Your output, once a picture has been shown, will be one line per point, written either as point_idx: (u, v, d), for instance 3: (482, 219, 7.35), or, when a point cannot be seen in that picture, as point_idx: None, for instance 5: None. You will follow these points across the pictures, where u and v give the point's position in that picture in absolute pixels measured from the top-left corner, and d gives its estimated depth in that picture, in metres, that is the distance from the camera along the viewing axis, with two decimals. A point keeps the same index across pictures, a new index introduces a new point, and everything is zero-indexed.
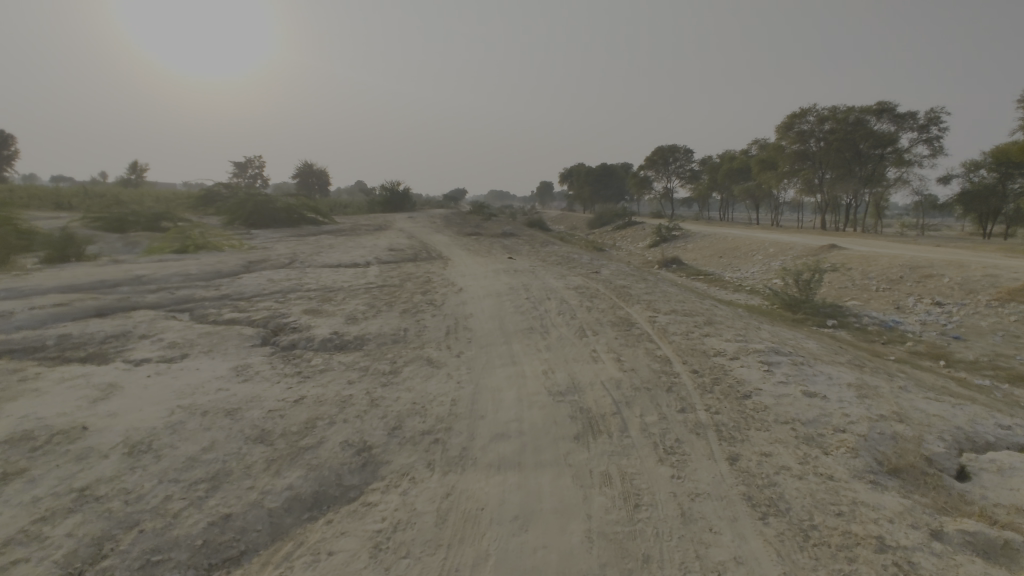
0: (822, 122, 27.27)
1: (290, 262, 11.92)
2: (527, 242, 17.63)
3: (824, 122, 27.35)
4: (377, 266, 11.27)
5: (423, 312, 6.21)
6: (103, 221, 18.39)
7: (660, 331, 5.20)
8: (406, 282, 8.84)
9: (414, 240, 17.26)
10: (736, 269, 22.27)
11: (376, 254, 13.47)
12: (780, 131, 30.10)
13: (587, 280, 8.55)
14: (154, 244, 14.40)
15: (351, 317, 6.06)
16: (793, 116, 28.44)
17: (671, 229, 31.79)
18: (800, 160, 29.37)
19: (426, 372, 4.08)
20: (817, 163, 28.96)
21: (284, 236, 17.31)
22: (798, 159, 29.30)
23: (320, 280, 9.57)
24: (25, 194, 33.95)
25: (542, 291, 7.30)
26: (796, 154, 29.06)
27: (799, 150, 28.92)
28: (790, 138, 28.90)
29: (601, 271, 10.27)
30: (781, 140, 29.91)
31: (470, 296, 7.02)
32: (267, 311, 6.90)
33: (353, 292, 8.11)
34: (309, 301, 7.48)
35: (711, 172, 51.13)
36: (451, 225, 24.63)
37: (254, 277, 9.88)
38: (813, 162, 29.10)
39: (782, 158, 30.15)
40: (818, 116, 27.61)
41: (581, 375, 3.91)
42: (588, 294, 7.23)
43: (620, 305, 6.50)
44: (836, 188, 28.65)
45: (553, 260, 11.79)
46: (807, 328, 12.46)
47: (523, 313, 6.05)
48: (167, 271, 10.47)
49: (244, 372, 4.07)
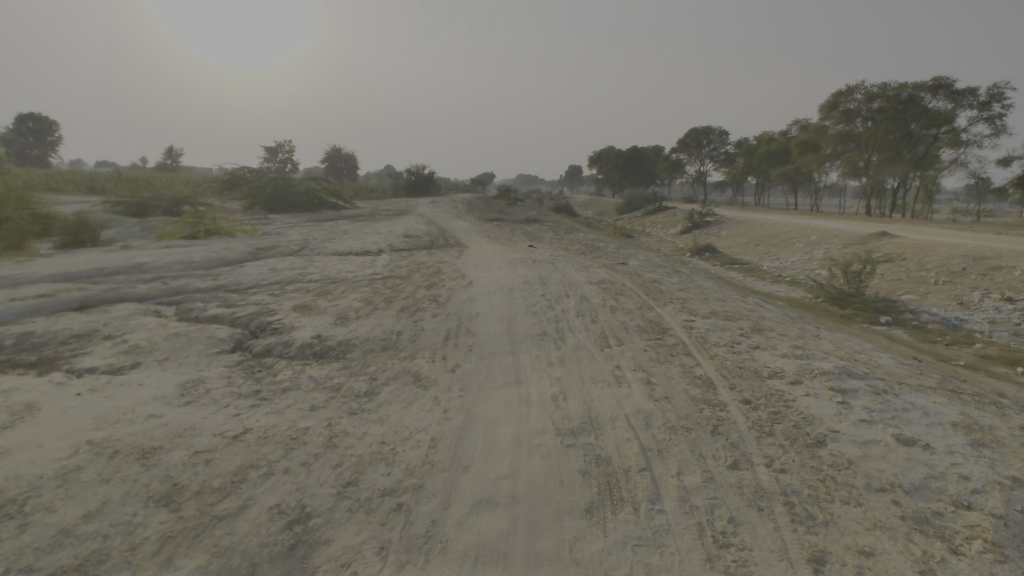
0: (870, 100, 25.41)
1: (299, 249, 11.35)
2: (551, 229, 16.74)
3: (873, 101, 25.44)
4: (389, 254, 10.57)
5: (422, 311, 5.45)
6: (124, 206, 18.25)
7: (699, 341, 4.32)
8: (414, 273, 8.11)
9: (433, 226, 16.54)
10: (774, 258, 20.90)
11: (390, 240, 12.79)
12: (823, 110, 28.20)
13: (612, 273, 7.66)
14: (168, 229, 14.04)
15: (341, 317, 5.36)
16: (838, 95, 26.56)
17: (704, 215, 30.34)
18: (843, 142, 27.42)
19: (408, 394, 3.33)
20: (862, 145, 26.97)
21: (301, 222, 16.86)
22: (842, 141, 27.36)
23: (324, 269, 8.94)
24: (62, 178, 34.68)
25: (560, 286, 6.46)
26: (840, 136, 27.15)
27: (843, 131, 27.01)
28: (834, 118, 27.12)
29: (629, 261, 9.34)
30: (825, 120, 28.02)
31: (479, 291, 6.23)
32: (255, 306, 6.25)
33: (355, 284, 7.43)
34: (306, 295, 6.82)
35: (747, 155, 48.86)
36: (474, 210, 23.86)
37: (257, 266, 9.30)
38: (858, 144, 27.11)
39: (825, 140, 28.28)
40: (866, 94, 25.67)
41: (599, 404, 3.09)
42: (613, 289, 6.36)
43: (651, 304, 5.62)
44: (882, 172, 26.50)
45: (577, 249, 10.90)
46: (857, 325, 11.29)
47: (536, 313, 5.23)
48: (170, 258, 9.98)
49: (192, 390, 3.39)
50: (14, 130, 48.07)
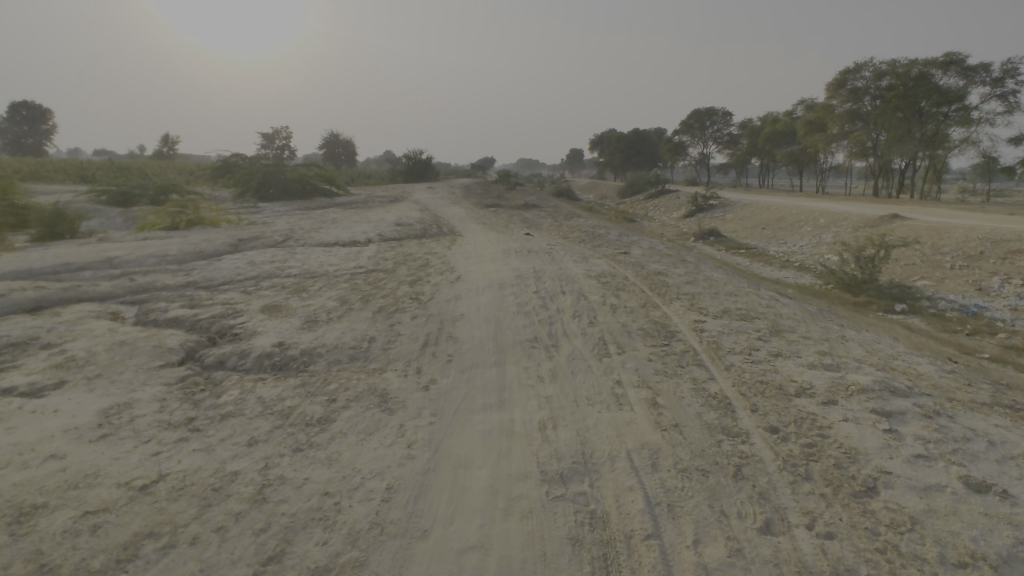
0: (879, 78, 24.40)
1: (284, 240, 10.81)
2: (550, 215, 16.15)
3: (882, 78, 24.45)
4: (377, 245, 10.03)
5: (401, 312, 4.91)
6: (109, 195, 17.68)
7: (712, 347, 3.78)
8: (400, 267, 7.56)
9: (427, 213, 15.96)
10: (780, 242, 20.30)
11: (381, 230, 12.23)
12: (829, 89, 27.33)
13: (613, 264, 7.11)
14: (150, 219, 13.50)
15: (312, 320, 4.83)
16: (845, 73, 25.53)
17: (708, 199, 29.63)
18: (850, 122, 26.48)
19: (368, 422, 2.80)
20: (870, 124, 26.10)
21: (292, 210, 16.29)
22: (849, 121, 26.49)
23: (307, 262, 8.39)
24: (54, 167, 34.08)
25: (556, 280, 5.90)
26: (848, 115, 26.16)
27: (851, 111, 26.01)
28: (841, 97, 26.05)
29: (631, 250, 8.78)
30: (831, 100, 27.15)
31: (467, 288, 5.68)
32: (223, 306, 5.73)
33: (336, 280, 6.89)
34: (280, 293, 6.28)
35: (751, 136, 47.80)
36: (472, 196, 23.23)
37: (235, 259, 8.76)
38: (867, 123, 26.13)
39: (831, 120, 27.26)
40: (874, 71, 24.67)
41: (596, 435, 2.56)
42: (614, 284, 5.81)
43: (656, 302, 5.07)
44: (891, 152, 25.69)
45: (576, 237, 10.33)
46: (871, 314, 10.72)
47: (528, 314, 4.69)
48: (145, 251, 9.46)
49: (114, 418, 2.87)
50: (7, 119, 47.39)
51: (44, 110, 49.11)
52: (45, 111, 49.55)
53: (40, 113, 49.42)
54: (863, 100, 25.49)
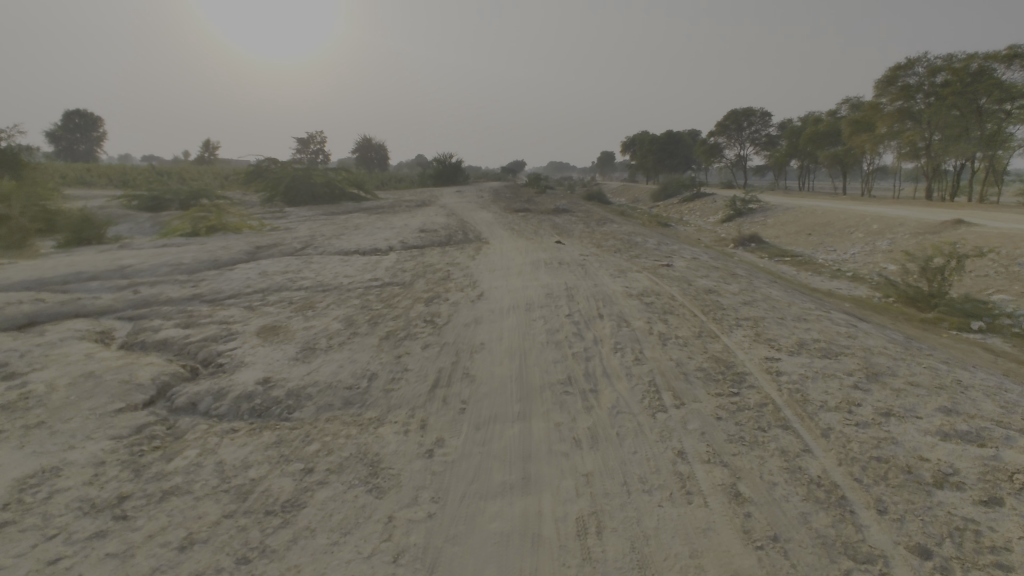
0: (933, 74, 22.89)
1: (304, 247, 10.33)
2: (582, 220, 15.33)
3: (937, 74, 22.94)
4: (398, 253, 9.44)
5: (412, 340, 4.22)
6: (140, 200, 17.72)
7: (797, 400, 2.95)
8: (419, 279, 6.90)
9: (453, 218, 15.37)
10: (828, 249, 18.99)
11: (404, 237, 11.65)
12: (878, 86, 25.74)
13: (656, 279, 6.28)
14: (174, 224, 13.28)
15: (308, 348, 4.18)
16: (896, 68, 24.06)
17: (747, 202, 28.24)
18: (899, 121, 24.77)
19: (348, 512, 2.10)
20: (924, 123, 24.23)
21: (317, 216, 15.95)
22: (898, 120, 24.76)
23: (321, 273, 7.82)
24: (98, 172, 35.12)
25: (591, 300, 5.12)
26: (897, 114, 24.49)
27: (902, 108, 24.32)
28: (892, 94, 24.62)
29: (673, 261, 7.93)
30: (880, 98, 25.57)
31: (489, 309, 4.95)
32: (219, 326, 5.15)
33: (349, 295, 6.28)
34: (285, 310, 5.68)
35: (791, 137, 45.80)
36: (501, 200, 22.60)
37: (248, 268, 8.28)
38: (919, 122, 24.31)
39: (880, 120, 25.75)
40: (929, 66, 23.15)
41: (660, 556, 1.80)
42: (661, 306, 4.99)
43: (713, 331, 4.25)
44: (945, 154, 23.70)
45: (611, 245, 9.52)
46: (944, 332, 9.53)
47: (560, 345, 3.93)
48: (159, 259, 9.09)
49: (27, 494, 2.23)
50: (61, 127, 49.48)
51: (94, 117, 51.14)
52: (96, 119, 51.46)
53: (90, 120, 51.55)
54: (915, 98, 23.87)
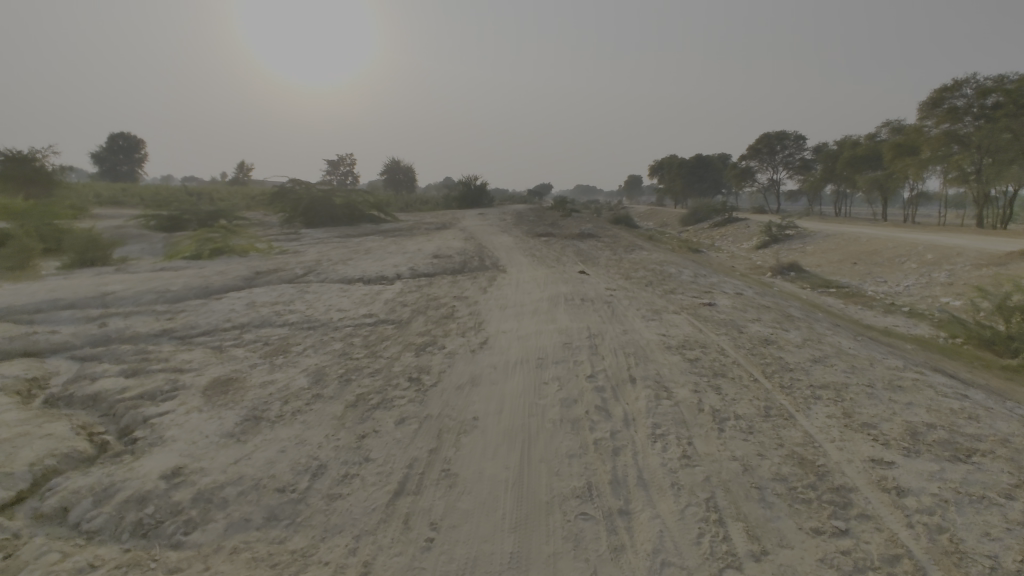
0: (983, 95, 21.50)
1: (305, 275, 9.58)
2: (608, 246, 14.32)
3: (987, 96, 21.56)
4: (404, 283, 8.61)
5: (386, 410, 3.26)
6: (158, 221, 17.48)
7: (950, 560, 1.88)
8: (418, 317, 5.99)
9: (471, 242, 14.59)
10: (878, 280, 17.56)
11: (415, 263, 10.83)
12: (923, 108, 24.40)
13: (698, 324, 5.23)
14: (182, 246, 12.80)
15: (252, 416, 3.24)
16: (942, 90, 22.93)
17: (783, 228, 26.82)
18: (946, 145, 23.12)
19: None
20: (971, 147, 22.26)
21: (330, 238, 15.34)
22: (944, 145, 23.10)
23: (313, 306, 6.99)
24: (132, 192, 35.81)
25: (619, 353, 4.10)
26: (942, 137, 22.93)
27: (948, 130, 22.82)
28: (936, 116, 23.18)
29: (714, 298, 6.88)
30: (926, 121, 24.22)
31: (491, 365, 3.98)
32: (169, 374, 4.29)
33: (334, 335, 5.40)
34: (254, 355, 4.82)
35: (827, 160, 44.07)
36: (524, 223, 21.78)
37: (237, 298, 7.53)
38: (968, 145, 22.54)
39: (923, 144, 24.19)
40: (978, 88, 21.85)
41: None
42: (709, 364, 3.95)
43: (785, 408, 3.18)
44: (994, 181, 21.52)
45: (641, 277, 8.53)
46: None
47: (578, 429, 2.92)
48: (149, 285, 8.44)
49: None
50: (105, 148, 51.30)
51: (135, 139, 53.01)
52: (138, 141, 53.09)
53: (133, 142, 53.49)
54: (963, 120, 22.40)
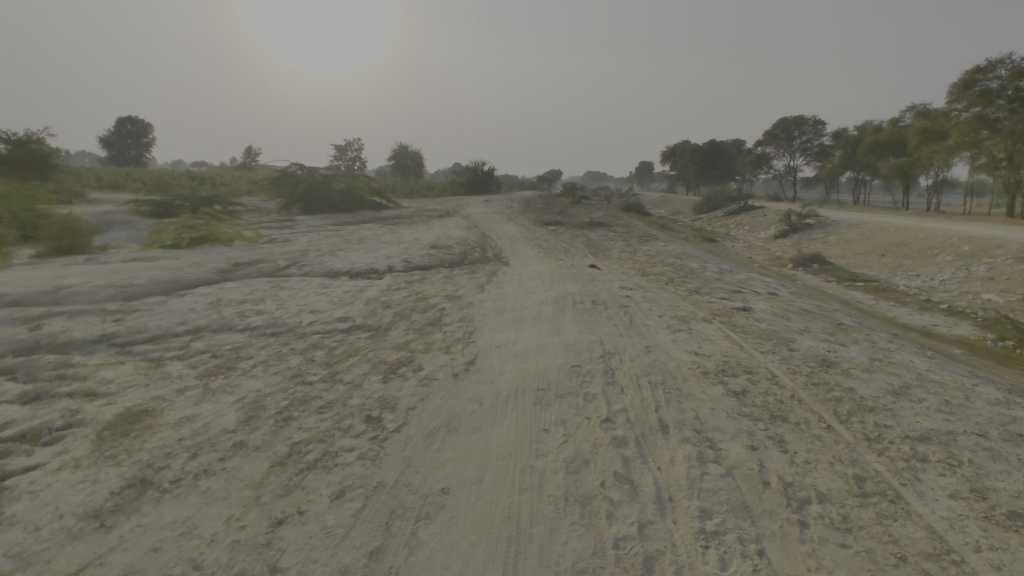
0: (1018, 76, 19.79)
1: (288, 267, 8.71)
2: (620, 236, 13.31)
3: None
4: (395, 278, 7.73)
5: (326, 473, 2.36)
6: (149, 206, 16.69)
7: None
8: (400, 323, 5.09)
9: (474, 231, 13.69)
10: (908, 273, 16.51)
11: (410, 254, 9.93)
12: (952, 90, 22.68)
13: (736, 337, 4.28)
14: (165, 233, 11.98)
15: (139, 479, 2.35)
16: (973, 71, 21.12)
17: (804, 216, 25.58)
18: (974, 131, 21.55)
19: None
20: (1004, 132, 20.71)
21: (325, 226, 14.46)
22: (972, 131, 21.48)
23: (286, 306, 6.10)
24: (134, 176, 35.14)
25: (643, 384, 3.17)
26: (971, 121, 21.21)
27: (977, 114, 21.06)
28: (968, 99, 21.43)
29: (747, 300, 5.94)
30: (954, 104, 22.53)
31: (477, 400, 3.05)
32: (75, 401, 3.41)
33: (297, 346, 4.51)
34: (191, 372, 3.93)
35: (846, 146, 42.34)
36: (531, 210, 20.77)
37: (204, 294, 6.66)
38: (998, 131, 20.99)
39: (950, 129, 22.53)
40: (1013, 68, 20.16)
41: None
42: (762, 402, 3.00)
43: (885, 481, 2.25)
44: None
45: (660, 273, 7.58)
46: None
47: (592, 519, 1.99)
48: (112, 277, 7.59)
49: None
50: (113, 133, 50.78)
51: (142, 123, 52.42)
52: (146, 125, 52.44)
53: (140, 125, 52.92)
54: (993, 104, 20.72)
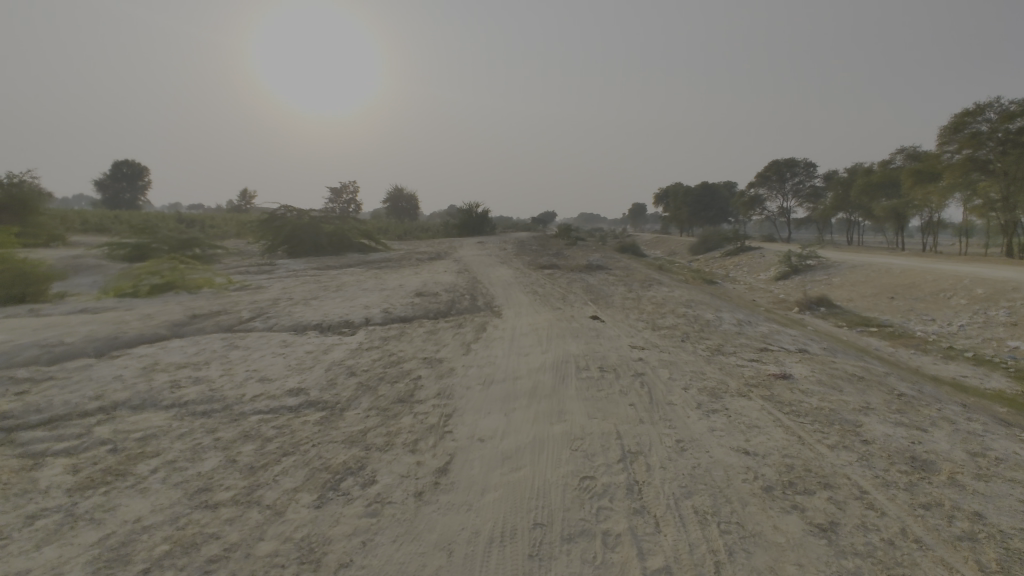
0: (1008, 119, 19.34)
1: (252, 320, 7.75)
2: (620, 281, 12.50)
3: (1012, 119, 19.35)
4: (370, 334, 6.79)
5: None
6: (122, 249, 15.79)
7: None
8: (362, 398, 4.10)
9: (465, 275, 12.84)
10: (921, 317, 15.74)
11: (391, 303, 9.02)
12: (943, 133, 22.39)
13: (789, 423, 3.33)
14: (127, 276, 11.02)
15: None
16: (962, 114, 20.91)
17: (804, 258, 25.02)
18: (968, 173, 21.10)
19: None
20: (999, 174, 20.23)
21: (306, 271, 13.58)
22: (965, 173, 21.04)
23: (232, 372, 5.12)
24: (121, 218, 34.47)
25: (688, 518, 2.20)
26: (962, 164, 20.85)
27: (968, 156, 20.73)
28: (958, 142, 21.15)
29: (781, 364, 5.02)
30: (945, 147, 22.17)
31: (446, 547, 2.06)
32: None
33: (223, 434, 3.50)
34: (67, 480, 2.91)
35: (838, 188, 42.42)
36: (526, 253, 20.06)
37: (141, 356, 5.66)
38: (993, 173, 20.54)
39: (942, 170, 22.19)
40: (1002, 111, 19.79)
41: None
42: (868, 551, 2.02)
43: None
44: None
45: (672, 327, 6.69)
46: None
47: None
48: (44, 334, 6.58)
49: None
50: (108, 176, 50.55)
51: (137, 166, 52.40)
52: (142, 169, 52.36)
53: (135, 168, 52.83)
54: (984, 147, 20.32)
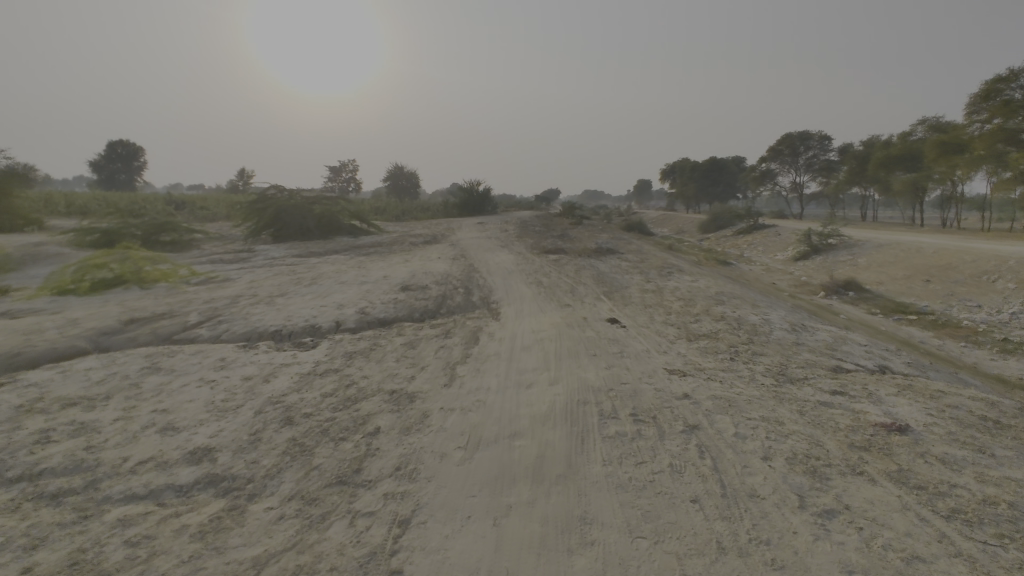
0: None
1: (198, 326, 6.41)
2: (635, 268, 11.05)
3: None
4: (334, 347, 5.46)
5: None
6: (88, 236, 14.41)
7: None
8: (286, 475, 2.78)
9: (461, 263, 11.44)
10: (965, 303, 14.31)
11: (371, 301, 7.67)
12: (972, 101, 20.39)
13: (968, 552, 2.00)
14: (72, 267, 9.59)
15: None
16: (994, 80, 18.93)
17: (825, 236, 23.47)
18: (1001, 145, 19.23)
19: None
20: None
21: (284, 259, 12.19)
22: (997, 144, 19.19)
23: (132, 413, 3.80)
24: (108, 200, 33.01)
25: None
26: (993, 134, 19.01)
27: (998, 126, 18.90)
28: (989, 110, 19.25)
29: (879, 401, 3.65)
30: (974, 116, 20.24)
31: None
32: None
33: (44, 559, 2.19)
34: None
35: (852, 162, 40.42)
36: (528, 234, 18.59)
37: (25, 385, 4.33)
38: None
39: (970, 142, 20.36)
40: None
41: None
42: None
43: None
44: None
45: (713, 337, 5.32)
46: None
47: None
48: None
49: None
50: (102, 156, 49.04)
51: (131, 146, 50.87)
52: (136, 149, 50.76)
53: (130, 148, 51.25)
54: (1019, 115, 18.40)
